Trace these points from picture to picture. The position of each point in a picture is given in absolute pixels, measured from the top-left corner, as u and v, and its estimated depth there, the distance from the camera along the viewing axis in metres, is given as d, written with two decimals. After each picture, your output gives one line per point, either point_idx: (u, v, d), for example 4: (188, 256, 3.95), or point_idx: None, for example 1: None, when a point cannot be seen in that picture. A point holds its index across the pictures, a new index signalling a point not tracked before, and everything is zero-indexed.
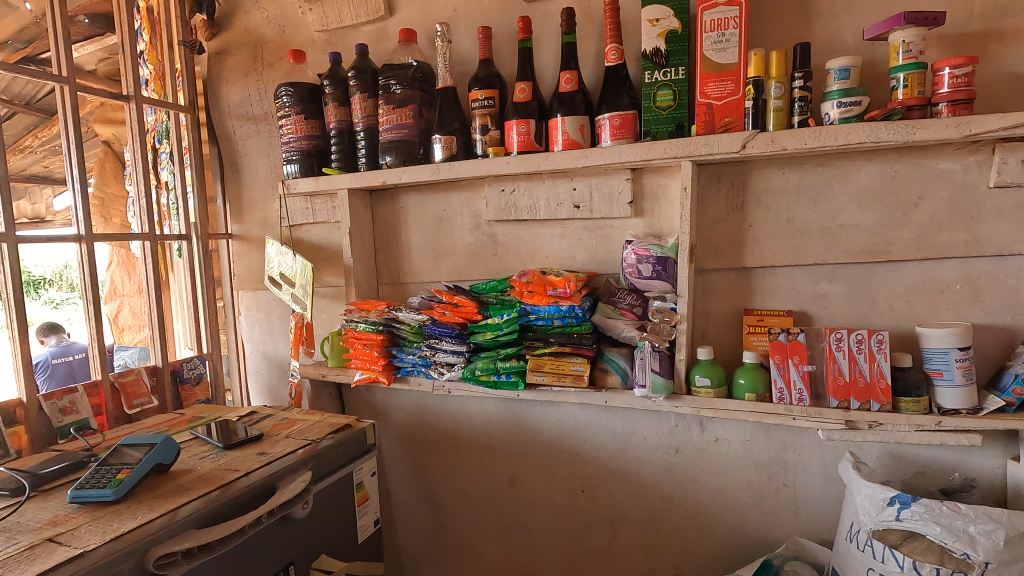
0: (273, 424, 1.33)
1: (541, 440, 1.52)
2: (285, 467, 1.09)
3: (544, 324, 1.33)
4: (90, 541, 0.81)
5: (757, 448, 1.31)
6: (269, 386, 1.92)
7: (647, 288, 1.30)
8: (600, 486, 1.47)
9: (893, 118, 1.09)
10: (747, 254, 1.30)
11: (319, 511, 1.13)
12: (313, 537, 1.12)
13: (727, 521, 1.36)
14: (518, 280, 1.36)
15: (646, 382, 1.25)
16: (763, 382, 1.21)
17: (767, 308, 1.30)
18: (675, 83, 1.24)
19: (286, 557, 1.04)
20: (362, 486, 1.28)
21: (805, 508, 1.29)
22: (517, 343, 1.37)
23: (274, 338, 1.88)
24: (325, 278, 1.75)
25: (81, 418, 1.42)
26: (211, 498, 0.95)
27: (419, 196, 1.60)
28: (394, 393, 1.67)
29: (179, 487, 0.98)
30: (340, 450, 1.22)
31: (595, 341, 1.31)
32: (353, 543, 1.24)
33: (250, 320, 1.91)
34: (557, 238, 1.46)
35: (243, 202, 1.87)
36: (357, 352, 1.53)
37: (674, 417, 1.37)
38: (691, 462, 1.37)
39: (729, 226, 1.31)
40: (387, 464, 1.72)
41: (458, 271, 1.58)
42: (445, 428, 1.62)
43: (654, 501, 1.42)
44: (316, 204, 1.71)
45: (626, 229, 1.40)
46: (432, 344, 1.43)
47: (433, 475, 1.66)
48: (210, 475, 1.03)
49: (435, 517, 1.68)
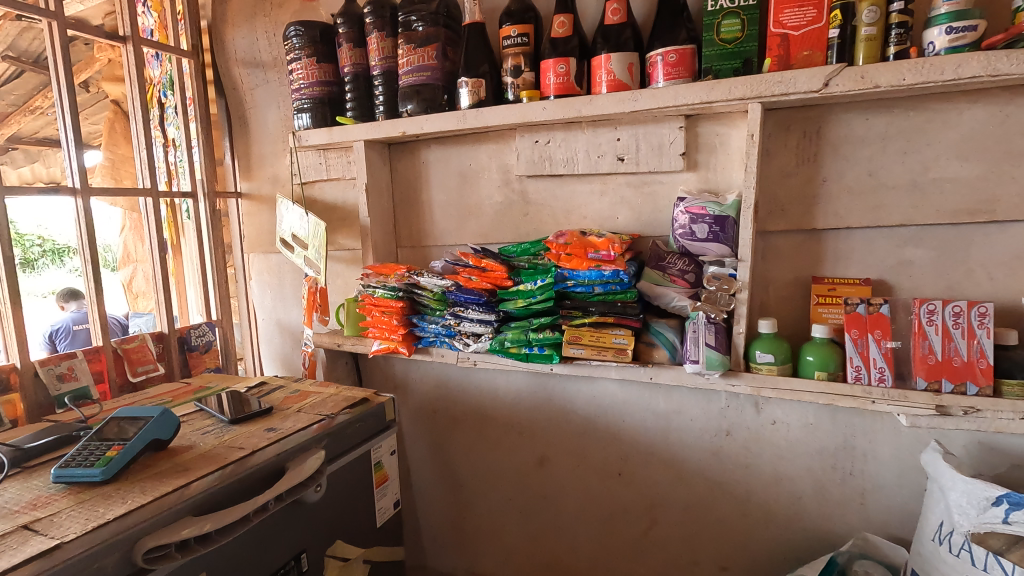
0: (285, 397, 1.22)
1: (574, 418, 1.39)
2: (298, 447, 0.97)
3: (583, 291, 1.17)
4: (70, 531, 0.70)
5: (820, 433, 1.17)
6: (282, 355, 1.82)
7: (701, 252, 1.15)
8: (638, 469, 1.35)
9: (1018, 45, 0.90)
10: (818, 214, 1.13)
11: (334, 494, 1.02)
12: (328, 523, 1.01)
13: (781, 512, 1.22)
14: (554, 241, 1.20)
15: (699, 359, 1.10)
16: (835, 360, 1.06)
17: (839, 275, 1.14)
18: (744, 10, 1.06)
19: (296, 545, 0.94)
20: (380, 465, 1.17)
21: (874, 500, 1.15)
22: (552, 313, 1.22)
23: (286, 305, 1.77)
24: (340, 241, 1.62)
25: (81, 386, 1.31)
26: (212, 480, 0.83)
27: (441, 150, 1.45)
28: (414, 364, 1.55)
29: (176, 467, 0.88)
30: (356, 427, 1.10)
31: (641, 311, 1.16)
32: (371, 527, 1.13)
33: (261, 285, 1.80)
34: (596, 196, 1.30)
35: (253, 157, 1.74)
36: (374, 320, 1.41)
37: (725, 397, 1.23)
38: (743, 446, 1.24)
39: (798, 181, 1.14)
40: (406, 440, 1.61)
41: (484, 232, 1.44)
42: (469, 403, 1.50)
43: (698, 487, 1.29)
44: (330, 159, 1.57)
45: (677, 185, 1.23)
46: (457, 312, 1.30)
47: (456, 453, 1.55)
48: (213, 454, 0.92)
49: (456, 498, 1.58)
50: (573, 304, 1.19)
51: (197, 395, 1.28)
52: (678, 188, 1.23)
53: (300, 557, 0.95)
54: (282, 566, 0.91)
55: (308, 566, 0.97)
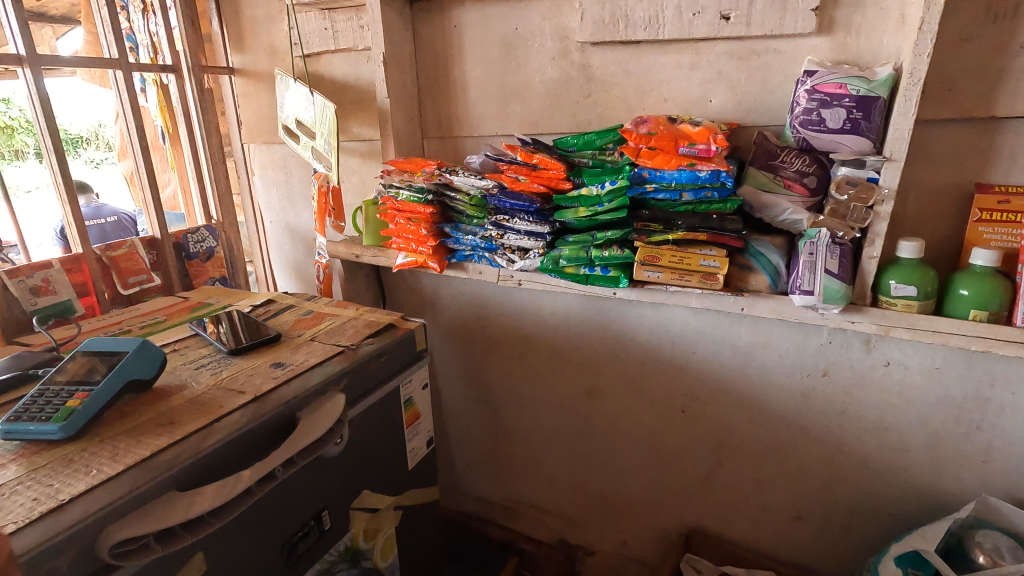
0: (294, 320, 1.02)
1: (632, 347, 1.19)
2: (313, 391, 0.78)
3: (665, 199, 0.91)
4: (7, 522, 0.51)
5: (947, 379, 0.94)
6: (295, 262, 1.61)
7: (831, 148, 0.86)
8: (706, 407, 1.16)
9: None
10: (1002, 95, 0.82)
11: (356, 441, 0.85)
12: (352, 474, 0.85)
13: (878, 464, 1.04)
14: (634, 131, 0.92)
15: (815, 289, 0.85)
16: (999, 297, 0.81)
17: (1013, 182, 0.85)
18: None
19: (313, 503, 0.78)
20: (411, 402, 0.99)
21: (1002, 460, 0.95)
22: (621, 225, 0.97)
23: (295, 206, 1.53)
24: (354, 130, 1.34)
25: (61, 300, 1.13)
26: (208, 438, 0.65)
27: (479, 8, 1.12)
28: (445, 279, 1.34)
29: (160, 417, 0.69)
30: (382, 361, 0.91)
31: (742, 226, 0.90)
32: (402, 471, 0.98)
33: (265, 182, 1.55)
34: (684, 70, 0.99)
35: (244, 23, 1.41)
36: (397, 229, 1.18)
37: (828, 331, 1.00)
38: (841, 389, 1.03)
39: (981, 48, 0.82)
40: (436, 361, 1.45)
41: (531, 120, 1.15)
42: (509, 325, 1.30)
43: (784, 433, 1.11)
44: (338, 22, 1.25)
45: (799, 54, 0.91)
46: (500, 222, 1.06)
47: (492, 378, 1.39)
48: (206, 400, 0.73)
49: (492, 424, 1.44)
50: (652, 215, 0.93)
51: (194, 313, 1.09)
52: (800, 59, 0.91)
53: (319, 513, 0.80)
54: (299, 530, 0.76)
55: (329, 522, 0.82)
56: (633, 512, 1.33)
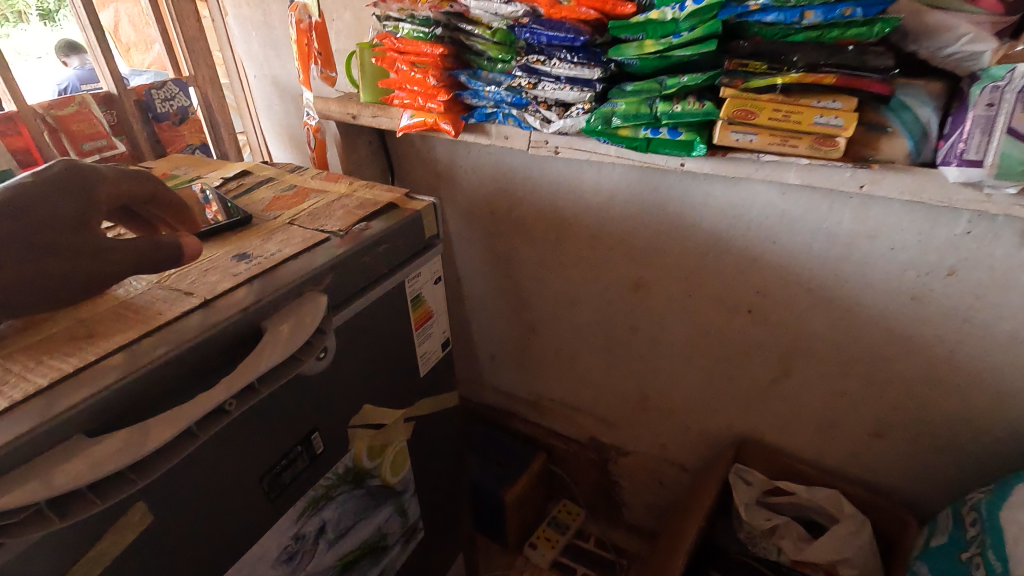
0: (272, 197, 0.81)
1: (693, 233, 0.95)
2: (289, 294, 0.59)
3: (776, 25, 0.63)
4: None
5: None
6: (288, 126, 1.37)
7: None
8: (779, 309, 0.95)
9: None
10: None
11: (348, 351, 0.68)
12: (346, 390, 0.69)
13: (998, 386, 0.83)
14: None
15: (986, 160, 0.58)
16: None
17: None
18: None
19: (294, 427, 0.63)
20: (421, 299, 0.81)
21: None
22: (703, 68, 0.70)
23: (279, 54, 1.25)
24: None
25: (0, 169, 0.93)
26: (125, 360, 0.48)
27: None
28: (463, 146, 1.10)
29: (73, 330, 0.52)
30: (379, 252, 0.71)
31: (891, 64, 0.62)
32: (411, 379, 0.83)
33: (241, 23, 1.26)
34: None
35: None
36: (399, 79, 0.92)
37: (971, 218, 0.74)
38: (971, 295, 0.78)
39: None
40: (456, 245, 1.25)
41: None
42: (540, 203, 1.08)
43: (851, 341, 0.91)
44: None
45: None
46: (532, 66, 0.79)
47: (519, 266, 1.19)
48: (138, 306, 0.55)
49: (520, 316, 1.27)
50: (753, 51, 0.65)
51: (155, 188, 0.88)
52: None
53: (307, 437, 0.65)
54: (280, 461, 0.62)
55: (321, 445, 0.68)
56: (675, 416, 1.20)
